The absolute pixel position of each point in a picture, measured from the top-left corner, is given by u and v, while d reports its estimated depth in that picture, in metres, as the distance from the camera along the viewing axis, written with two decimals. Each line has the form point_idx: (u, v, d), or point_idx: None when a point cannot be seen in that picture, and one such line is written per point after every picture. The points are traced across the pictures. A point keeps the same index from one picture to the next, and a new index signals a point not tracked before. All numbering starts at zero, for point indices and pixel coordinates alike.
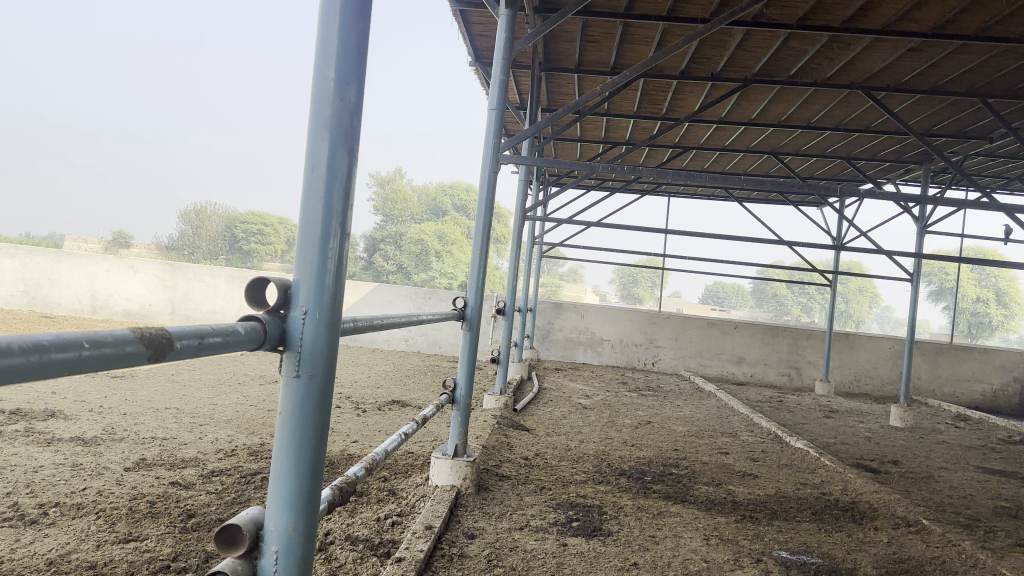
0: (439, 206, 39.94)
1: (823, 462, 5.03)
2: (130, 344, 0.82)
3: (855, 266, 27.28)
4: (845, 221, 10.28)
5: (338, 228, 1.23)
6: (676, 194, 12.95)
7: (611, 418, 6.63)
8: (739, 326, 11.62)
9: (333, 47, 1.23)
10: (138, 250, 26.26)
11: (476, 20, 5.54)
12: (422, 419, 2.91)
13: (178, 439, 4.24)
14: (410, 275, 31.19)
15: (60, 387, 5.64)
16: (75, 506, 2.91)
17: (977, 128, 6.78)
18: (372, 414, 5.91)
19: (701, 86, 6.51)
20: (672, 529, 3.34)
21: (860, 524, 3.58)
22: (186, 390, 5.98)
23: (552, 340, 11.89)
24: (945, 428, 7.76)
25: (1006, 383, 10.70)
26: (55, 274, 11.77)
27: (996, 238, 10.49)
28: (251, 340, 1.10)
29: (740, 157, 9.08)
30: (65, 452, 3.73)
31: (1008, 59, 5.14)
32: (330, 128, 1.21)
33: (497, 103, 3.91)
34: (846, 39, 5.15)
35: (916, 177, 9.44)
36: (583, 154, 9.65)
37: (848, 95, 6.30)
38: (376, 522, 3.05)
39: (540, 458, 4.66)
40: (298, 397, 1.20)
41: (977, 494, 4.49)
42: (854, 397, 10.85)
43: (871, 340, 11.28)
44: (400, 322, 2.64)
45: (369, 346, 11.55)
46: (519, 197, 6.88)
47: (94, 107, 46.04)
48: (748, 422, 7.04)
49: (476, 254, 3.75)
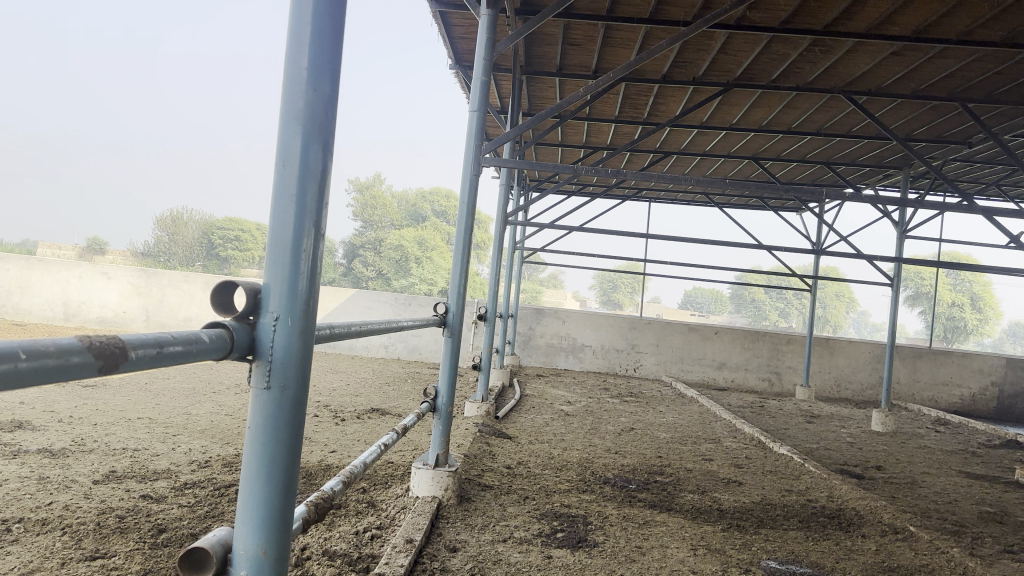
0: (418, 212, 39.77)
1: (807, 469, 5.02)
2: (76, 354, 0.73)
3: (832, 271, 27.58)
4: (824, 225, 10.33)
5: (313, 229, 1.15)
6: (657, 200, 12.97)
7: (595, 425, 6.56)
8: (719, 332, 11.67)
9: (305, 34, 1.14)
10: (112, 257, 25.72)
11: (457, 22, 5.46)
12: (402, 428, 2.79)
13: (151, 450, 4.09)
14: (390, 281, 30.95)
15: (28, 397, 5.43)
16: (39, 522, 2.76)
17: (957, 133, 6.88)
18: (351, 423, 5.78)
19: (682, 90, 6.54)
20: (658, 539, 3.28)
21: (847, 532, 3.55)
22: (160, 399, 5.79)
23: (533, 346, 11.83)
24: (925, 432, 7.82)
25: (983, 388, 10.83)
26: (25, 281, 11.40)
27: (972, 243, 10.66)
28: (217, 348, 1.01)
29: (721, 162, 9.16)
30: (32, 465, 3.56)
31: (989, 63, 5.21)
32: (303, 121, 1.13)
33: (478, 106, 3.82)
34: (829, 43, 5.17)
35: (894, 183, 9.60)
36: (564, 159, 9.64)
37: (829, 100, 6.36)
38: (355, 535, 2.94)
39: (523, 466, 4.59)
40: (269, 411, 1.12)
41: (962, 499, 4.50)
42: (834, 401, 10.93)
43: (850, 345, 11.38)
44: (380, 326, 2.55)
45: (349, 353, 11.41)
46: (500, 201, 6.77)
47: (70, 108, 44.81)
48: (730, 427, 7.04)
49: (458, 258, 3.68)
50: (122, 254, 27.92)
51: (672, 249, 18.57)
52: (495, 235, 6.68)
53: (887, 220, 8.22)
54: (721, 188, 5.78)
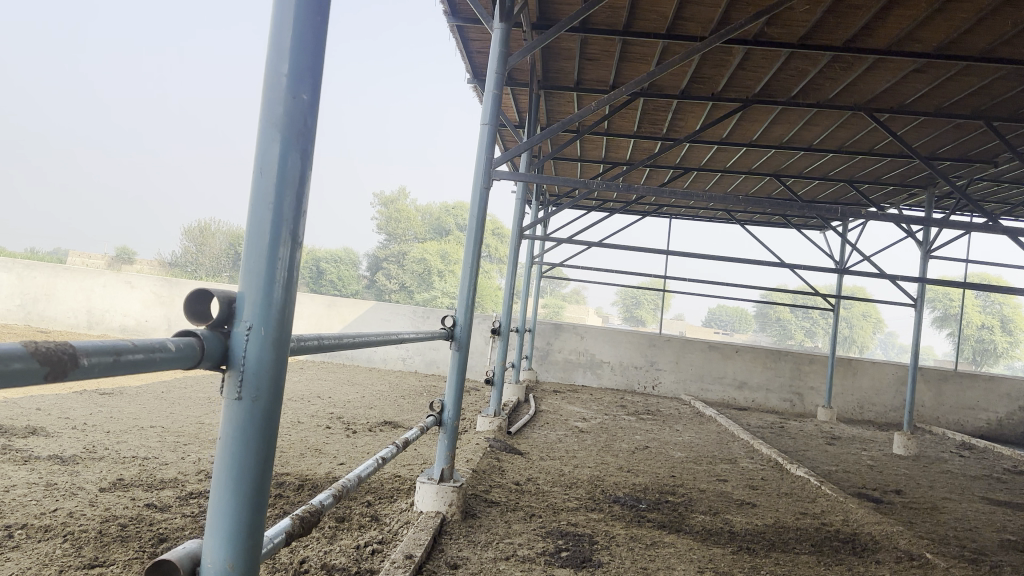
0: (441, 226, 39.85)
1: (824, 492, 4.87)
2: (18, 361, 0.71)
3: (858, 289, 27.05)
4: (848, 244, 10.13)
5: (289, 237, 1.14)
6: (676, 215, 12.86)
7: (608, 442, 6.46)
8: (740, 351, 11.49)
9: (287, 43, 1.14)
10: (139, 267, 26.16)
11: (475, 36, 5.49)
12: (404, 441, 2.76)
13: (160, 459, 4.12)
14: (412, 294, 31.05)
15: (46, 403, 5.51)
16: (42, 529, 2.78)
17: (982, 152, 6.72)
18: (362, 435, 5.77)
19: (701, 106, 6.49)
20: (664, 561, 3.19)
21: (860, 557, 3.42)
22: (175, 408, 5.84)
23: (551, 361, 11.75)
24: (949, 457, 7.57)
25: (1011, 412, 10.49)
26: (52, 288, 11.66)
27: (1000, 264, 10.37)
28: (186, 357, 1.00)
29: (742, 178, 9.06)
30: (41, 471, 3.61)
31: (1014, 82, 5.08)
32: (282, 127, 1.12)
33: (490, 119, 3.82)
34: (848, 60, 5.10)
35: (919, 203, 9.42)
36: (583, 173, 9.63)
37: (850, 117, 6.26)
38: (356, 550, 2.91)
39: (533, 483, 4.53)
40: (240, 423, 1.10)
41: (983, 527, 4.33)
42: (857, 424, 10.66)
43: (874, 366, 11.12)
44: (385, 338, 2.54)
45: (366, 365, 11.45)
46: (516, 216, 6.74)
47: (104, 120, 45.90)
48: (747, 448, 6.88)
49: (466, 272, 3.66)
50: (148, 264, 28.35)
51: (694, 265, 18.35)
52: (510, 249, 6.64)
53: (911, 239, 8.03)
54: (738, 205, 5.69)
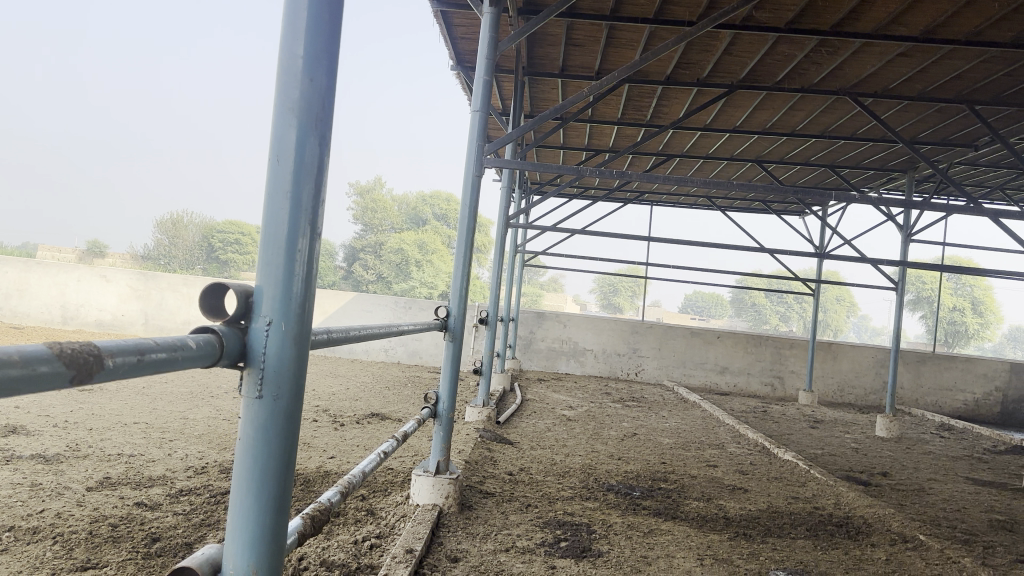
0: (419, 216, 39.52)
1: (813, 475, 4.93)
2: (45, 363, 0.66)
3: (834, 275, 27.51)
4: (827, 228, 10.26)
5: (309, 226, 1.08)
6: (658, 202, 12.91)
7: (597, 430, 6.48)
8: (721, 336, 11.60)
9: (301, 24, 1.08)
10: (111, 260, 25.54)
11: (459, 22, 5.40)
12: (403, 435, 2.71)
13: (146, 456, 4.02)
14: (390, 285, 30.78)
15: (23, 402, 5.33)
16: (29, 531, 2.69)
17: (963, 136, 6.83)
18: (350, 428, 5.71)
19: (685, 92, 6.49)
20: (664, 548, 3.20)
21: (855, 540, 3.47)
22: (157, 404, 5.72)
23: (534, 350, 11.76)
24: (930, 438, 7.74)
25: (988, 393, 10.76)
26: (23, 284, 11.35)
27: (975, 247, 10.60)
28: (206, 355, 0.94)
29: (725, 164, 9.10)
30: (24, 471, 3.49)
31: (997, 65, 5.15)
32: (299, 112, 1.07)
33: (481, 106, 3.76)
34: (835, 44, 5.12)
35: (898, 187, 9.55)
36: (565, 160, 9.59)
37: (833, 102, 6.31)
38: (354, 545, 2.86)
39: (525, 473, 4.52)
40: (262, 420, 1.05)
41: (971, 506, 4.43)
42: (838, 407, 10.85)
43: (854, 350, 11.30)
44: (382, 329, 2.48)
45: (348, 356, 11.33)
46: (502, 204, 6.66)
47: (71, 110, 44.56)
48: (733, 433, 6.95)
49: (459, 262, 3.60)
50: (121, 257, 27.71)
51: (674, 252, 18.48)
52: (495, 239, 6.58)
53: (892, 224, 8.14)
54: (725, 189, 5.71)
